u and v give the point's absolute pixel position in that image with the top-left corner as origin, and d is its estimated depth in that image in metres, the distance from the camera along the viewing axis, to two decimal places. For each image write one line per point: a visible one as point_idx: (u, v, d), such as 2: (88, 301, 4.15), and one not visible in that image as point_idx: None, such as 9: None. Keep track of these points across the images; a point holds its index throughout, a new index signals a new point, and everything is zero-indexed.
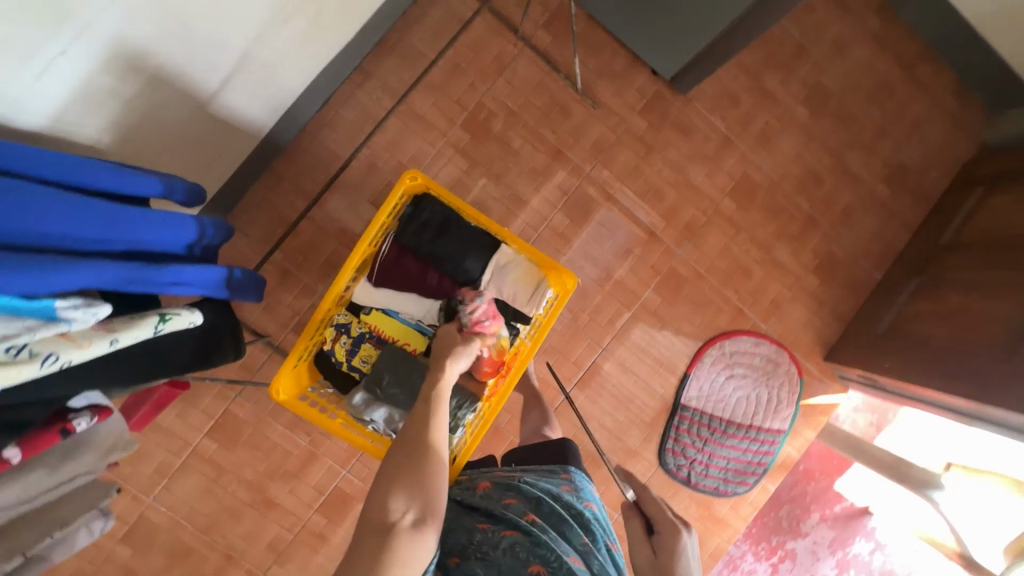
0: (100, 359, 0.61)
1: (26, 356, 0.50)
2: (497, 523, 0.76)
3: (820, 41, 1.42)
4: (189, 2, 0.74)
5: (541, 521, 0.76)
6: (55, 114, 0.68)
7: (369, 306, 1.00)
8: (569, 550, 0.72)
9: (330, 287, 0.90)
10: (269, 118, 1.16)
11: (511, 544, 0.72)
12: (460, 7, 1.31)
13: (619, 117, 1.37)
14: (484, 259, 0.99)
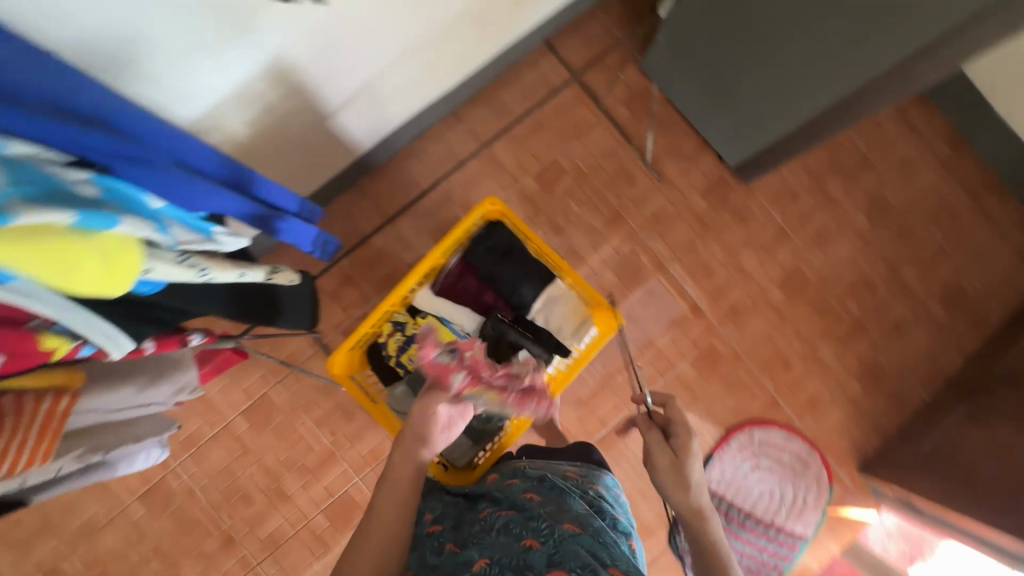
0: (224, 289, 0.75)
1: (187, 265, 0.64)
2: (494, 511, 0.80)
3: (888, 157, 1.47)
4: (337, 37, 0.88)
5: (536, 500, 0.81)
6: (214, 106, 0.82)
7: (427, 312, 1.05)
8: (564, 519, 0.74)
9: (397, 286, 0.96)
10: (370, 142, 1.30)
11: (505, 523, 0.75)
12: (552, 75, 1.44)
13: (681, 194, 1.46)
14: (538, 288, 1.05)
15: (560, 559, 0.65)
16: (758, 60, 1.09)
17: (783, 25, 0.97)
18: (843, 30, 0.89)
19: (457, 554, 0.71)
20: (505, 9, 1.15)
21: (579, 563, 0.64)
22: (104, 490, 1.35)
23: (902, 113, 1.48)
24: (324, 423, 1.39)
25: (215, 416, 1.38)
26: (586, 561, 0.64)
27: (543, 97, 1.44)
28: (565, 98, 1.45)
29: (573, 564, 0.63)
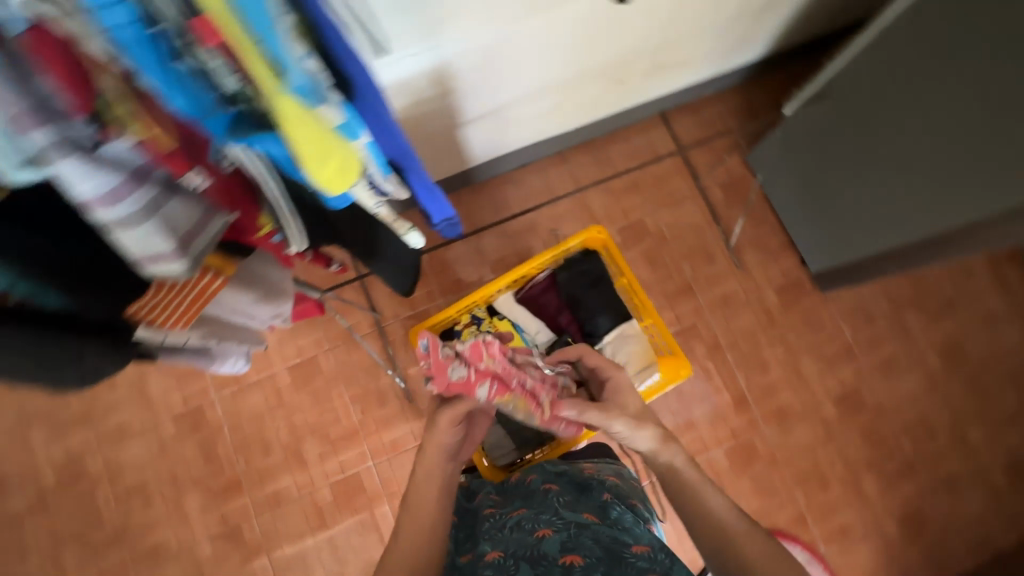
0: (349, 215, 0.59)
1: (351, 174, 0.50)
2: (509, 509, 0.77)
3: (973, 306, 1.45)
4: (497, 59, 0.96)
5: (552, 492, 0.78)
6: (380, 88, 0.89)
7: (503, 314, 1.08)
8: (578, 512, 0.72)
9: (491, 280, 1.03)
10: (480, 159, 1.39)
11: (517, 520, 0.72)
12: (660, 144, 1.52)
13: (755, 284, 1.47)
14: (613, 322, 1.07)
15: (574, 545, 0.63)
16: (868, 176, 1.11)
17: (902, 145, 1.01)
18: (965, 162, 0.91)
19: (473, 554, 0.69)
20: (638, 74, 1.25)
21: (595, 551, 0.62)
22: (145, 401, 1.43)
23: (997, 268, 1.46)
24: (357, 401, 1.43)
25: (263, 363, 1.45)
26: (604, 547, 0.63)
27: (646, 161, 1.52)
28: (666, 167, 1.52)
29: (589, 552, 0.62)
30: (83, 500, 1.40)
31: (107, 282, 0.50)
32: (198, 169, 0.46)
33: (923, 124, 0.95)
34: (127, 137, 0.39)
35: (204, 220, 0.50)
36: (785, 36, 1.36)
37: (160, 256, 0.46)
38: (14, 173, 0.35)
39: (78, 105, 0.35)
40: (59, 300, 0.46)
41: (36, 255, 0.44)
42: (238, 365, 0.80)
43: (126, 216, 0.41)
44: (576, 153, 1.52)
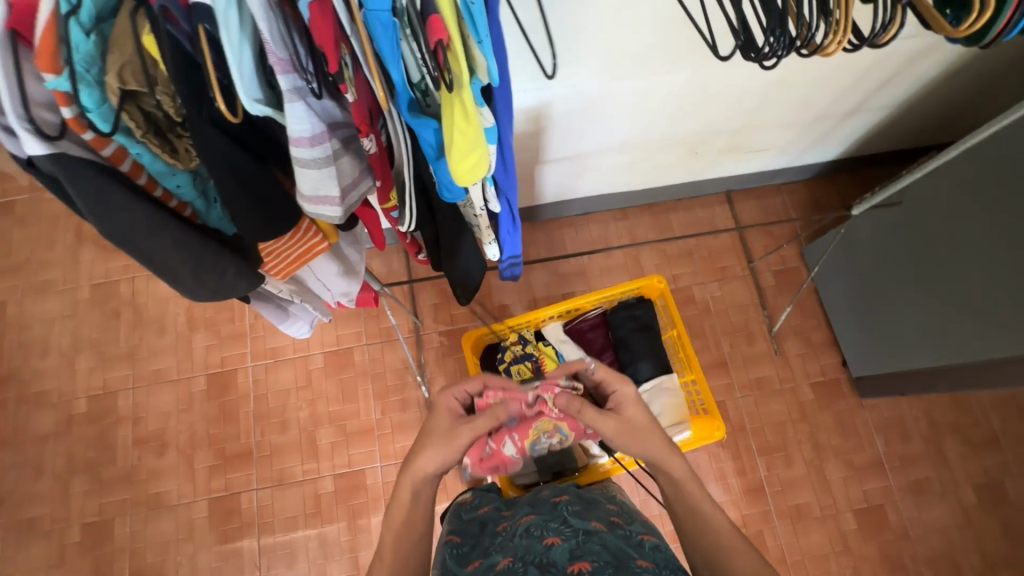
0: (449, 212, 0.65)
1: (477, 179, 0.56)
2: (517, 519, 0.70)
3: (1019, 448, 1.39)
4: (595, 109, 1.03)
5: (562, 501, 0.70)
6: None
7: (549, 341, 1.12)
8: (591, 521, 0.64)
9: (546, 306, 1.07)
10: (548, 198, 1.46)
11: (525, 526, 0.65)
12: (720, 220, 1.57)
13: (793, 375, 1.46)
14: (653, 372, 1.10)
15: (582, 554, 0.57)
16: (930, 284, 1.12)
17: (971, 261, 1.02)
18: None
19: (480, 564, 0.63)
20: (715, 149, 1.31)
21: (604, 556, 0.56)
22: (187, 353, 1.50)
23: None
24: (380, 399, 1.46)
25: (302, 343, 1.50)
26: (612, 553, 0.57)
27: (705, 233, 1.56)
28: (723, 242, 1.55)
29: (597, 557, 0.56)
30: (105, 433, 1.46)
31: (277, 214, 0.54)
32: (373, 135, 0.47)
33: (1001, 245, 0.96)
34: (348, 95, 0.42)
35: (358, 178, 0.56)
36: (862, 143, 1.41)
37: (324, 200, 0.53)
38: (251, 105, 0.44)
39: (330, 63, 0.37)
40: (220, 219, 0.61)
41: (239, 172, 0.49)
42: (301, 330, 0.86)
43: (315, 158, 0.49)
44: (638, 212, 1.58)
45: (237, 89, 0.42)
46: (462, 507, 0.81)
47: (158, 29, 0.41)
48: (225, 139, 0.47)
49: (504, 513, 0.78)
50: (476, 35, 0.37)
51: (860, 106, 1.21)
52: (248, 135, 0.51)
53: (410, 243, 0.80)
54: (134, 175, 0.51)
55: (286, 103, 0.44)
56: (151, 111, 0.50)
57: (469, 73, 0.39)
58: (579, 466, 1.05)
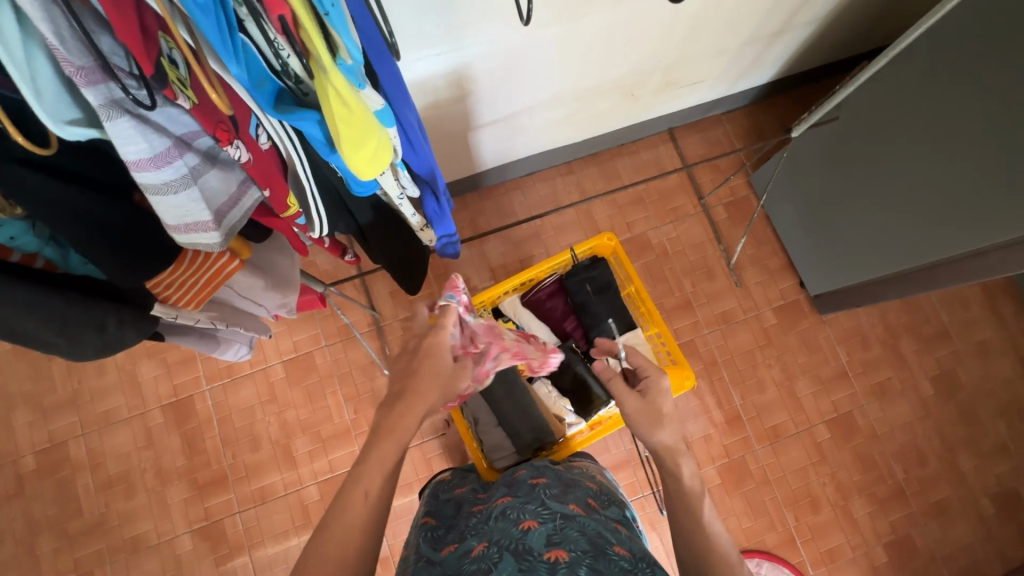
0: (365, 206, 0.59)
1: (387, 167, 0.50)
2: (493, 501, 0.68)
3: (967, 338, 1.47)
4: (519, 64, 0.96)
5: (540, 484, 0.69)
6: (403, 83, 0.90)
7: (508, 317, 1.12)
8: (566, 505, 0.62)
9: (495, 285, 1.06)
10: (488, 163, 1.39)
11: (501, 509, 0.62)
12: (666, 161, 1.54)
13: (755, 304, 1.48)
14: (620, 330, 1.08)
15: (559, 539, 0.53)
16: (876, 197, 1.12)
17: (907, 168, 1.03)
18: (975, 187, 0.91)
19: (454, 550, 0.59)
20: (648, 89, 1.26)
21: (581, 544, 0.53)
22: (134, 387, 1.41)
23: (990, 299, 1.49)
24: (351, 400, 1.41)
25: (258, 356, 1.43)
26: (590, 540, 0.54)
27: (652, 176, 1.53)
28: (671, 182, 1.53)
29: (575, 545, 0.52)
30: (63, 486, 1.37)
31: (135, 244, 0.50)
32: (238, 142, 0.43)
33: (942, 147, 0.95)
34: (181, 100, 0.39)
35: (238, 194, 0.53)
36: (795, 62, 1.39)
37: (199, 225, 0.50)
38: (65, 130, 0.38)
39: (145, 66, 0.34)
40: (83, 264, 0.51)
41: (77, 212, 0.44)
42: (241, 353, 0.82)
43: (168, 181, 0.45)
44: (583, 165, 1.53)
45: (36, 111, 0.36)
46: (439, 487, 0.82)
47: None
48: (48, 180, 0.42)
49: (479, 495, 0.77)
50: (321, 7, 0.30)
51: (787, 24, 1.18)
52: (79, 166, 0.45)
53: (335, 245, 0.74)
54: None
55: (109, 122, 0.38)
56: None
57: (326, 54, 0.32)
58: (558, 437, 1.04)
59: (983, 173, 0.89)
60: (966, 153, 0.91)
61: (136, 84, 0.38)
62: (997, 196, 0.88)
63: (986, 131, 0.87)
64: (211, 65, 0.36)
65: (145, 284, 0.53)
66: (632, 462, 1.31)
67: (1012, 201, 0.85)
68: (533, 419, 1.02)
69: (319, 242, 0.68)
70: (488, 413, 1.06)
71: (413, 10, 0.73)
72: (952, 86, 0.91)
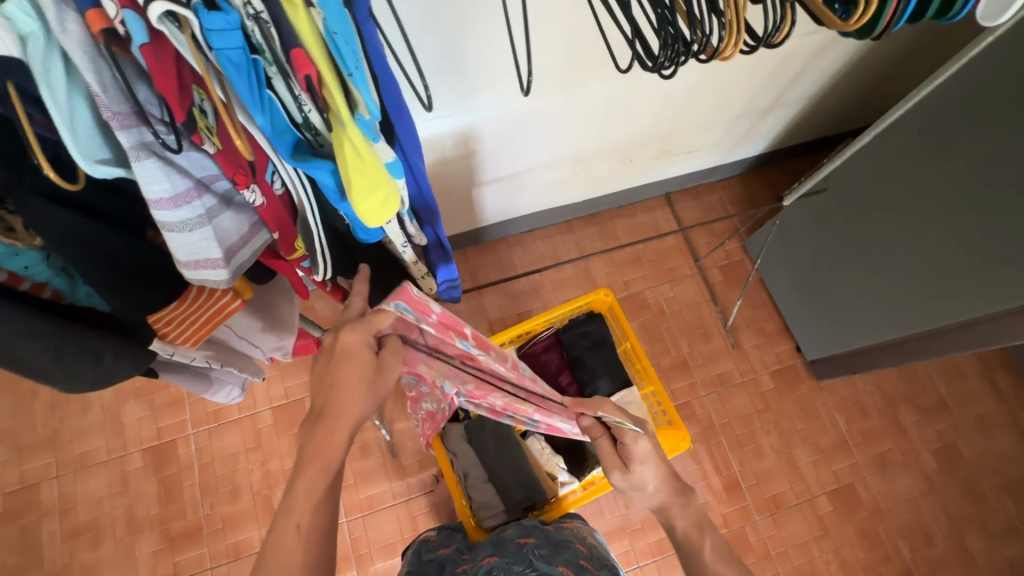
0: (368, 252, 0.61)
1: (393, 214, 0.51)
2: (478, 561, 0.65)
3: (966, 410, 1.45)
4: (523, 127, 1.02)
5: (528, 544, 0.66)
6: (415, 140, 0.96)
7: None
8: (555, 566, 0.59)
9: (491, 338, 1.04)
10: (491, 219, 1.43)
11: (487, 569, 0.60)
12: (663, 223, 1.58)
13: (751, 367, 1.47)
14: (614, 387, 1.08)
15: None
16: (867, 265, 1.15)
17: (895, 238, 1.07)
18: (968, 258, 0.94)
19: None
20: (647, 155, 1.33)
21: None
22: (117, 429, 1.37)
23: (987, 370, 1.49)
24: None
25: (247, 402, 1.40)
26: None
27: (649, 237, 1.57)
28: (668, 244, 1.57)
29: None
30: (27, 532, 1.30)
31: (140, 277, 0.51)
32: (254, 186, 0.46)
33: (930, 219, 0.99)
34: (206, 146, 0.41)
35: (249, 235, 0.54)
36: (786, 135, 1.46)
37: (208, 262, 0.51)
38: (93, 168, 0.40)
39: (177, 114, 0.36)
40: (89, 295, 0.52)
41: (90, 247, 0.46)
42: (232, 396, 0.80)
43: (185, 219, 0.47)
44: (582, 223, 1.58)
45: (70, 150, 0.38)
46: (423, 546, 0.78)
47: None
48: (69, 214, 0.44)
49: (464, 556, 0.74)
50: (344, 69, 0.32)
51: (778, 101, 1.26)
52: (101, 204, 0.47)
53: (336, 289, 0.74)
54: None
55: (136, 163, 0.41)
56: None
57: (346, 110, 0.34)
58: (550, 497, 1.01)
59: (975, 243, 0.92)
60: (957, 225, 0.95)
61: (166, 129, 0.41)
62: (988, 268, 0.90)
63: (975, 203, 0.91)
64: (236, 115, 0.38)
65: (143, 320, 0.54)
66: (626, 530, 1.26)
67: (1007, 272, 0.88)
68: (524, 475, 1.00)
69: (321, 285, 0.69)
70: (477, 466, 1.04)
71: (430, 74, 0.79)
72: (935, 161, 0.96)
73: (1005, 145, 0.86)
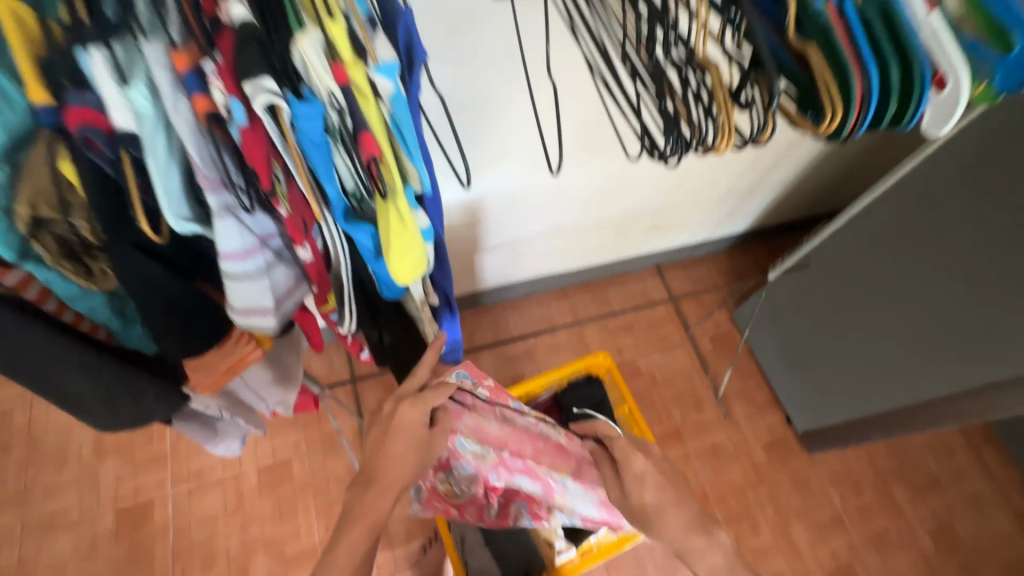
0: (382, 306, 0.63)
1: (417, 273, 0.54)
2: None
3: (959, 488, 1.46)
4: (528, 198, 1.10)
5: None
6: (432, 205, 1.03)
7: None
8: None
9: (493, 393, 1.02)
10: (489, 283, 1.49)
11: None
12: (654, 293, 1.64)
13: (744, 438, 1.48)
14: None
15: None
16: (852, 338, 1.21)
17: (879, 312, 1.13)
18: (951, 334, 1.00)
19: None
20: (640, 229, 1.42)
21: None
22: (92, 486, 1.31)
23: (974, 448, 1.50)
24: (322, 515, 1.32)
25: (233, 460, 1.36)
26: None
27: (641, 305, 1.63)
28: (659, 313, 1.62)
29: None
30: None
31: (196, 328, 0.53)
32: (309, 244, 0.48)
33: (909, 296, 1.07)
34: (280, 207, 0.43)
35: (292, 287, 0.57)
36: (768, 216, 1.58)
37: (257, 308, 0.53)
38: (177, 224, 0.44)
39: (262, 180, 0.39)
40: (139, 338, 0.58)
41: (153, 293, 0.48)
42: (230, 450, 0.78)
43: (247, 269, 0.50)
44: (577, 290, 1.63)
45: (162, 207, 0.42)
46: None
47: (78, 155, 0.40)
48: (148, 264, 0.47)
49: None
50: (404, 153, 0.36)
51: (760, 184, 1.37)
52: (173, 254, 0.51)
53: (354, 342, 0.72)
54: (40, 302, 0.49)
55: (218, 222, 0.45)
56: (56, 237, 0.48)
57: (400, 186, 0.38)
58: (545, 565, 0.98)
59: (954, 320, 0.99)
60: (938, 301, 1.02)
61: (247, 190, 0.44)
62: (970, 342, 0.97)
63: (953, 282, 0.99)
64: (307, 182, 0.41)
65: (183, 359, 0.54)
66: None
67: (989, 346, 0.94)
68: (523, 542, 1.00)
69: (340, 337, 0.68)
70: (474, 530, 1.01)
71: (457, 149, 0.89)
72: (910, 242, 1.05)
73: (974, 231, 0.95)
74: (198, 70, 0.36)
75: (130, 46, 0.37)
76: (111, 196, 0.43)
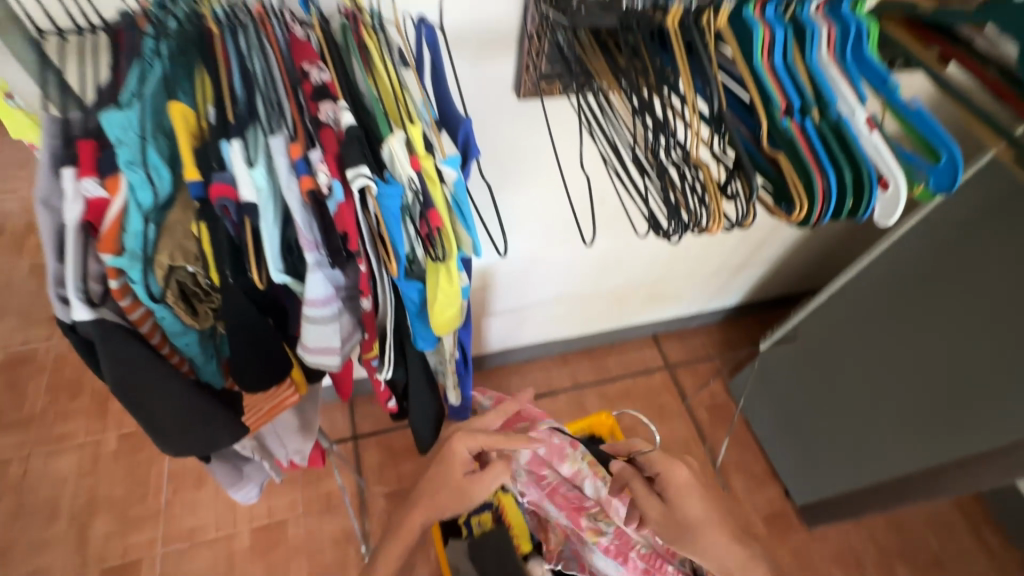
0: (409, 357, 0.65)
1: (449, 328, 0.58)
2: None
3: (963, 568, 1.43)
4: (541, 266, 1.20)
5: None
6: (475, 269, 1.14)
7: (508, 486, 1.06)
8: None
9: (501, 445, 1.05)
10: (493, 347, 1.54)
11: None
12: (651, 361, 1.70)
13: (745, 510, 1.47)
14: None
15: None
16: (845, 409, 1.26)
17: (869, 386, 1.19)
18: (936, 405, 1.06)
19: None
20: (637, 300, 1.51)
21: None
22: (81, 543, 1.28)
23: (973, 526, 1.50)
24: None
25: (227, 520, 1.33)
26: None
27: (638, 373, 1.67)
28: (656, 381, 1.67)
29: None
30: None
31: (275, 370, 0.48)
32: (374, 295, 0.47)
33: (893, 369, 1.13)
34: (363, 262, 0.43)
35: (351, 331, 0.51)
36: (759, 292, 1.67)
37: (326, 351, 0.47)
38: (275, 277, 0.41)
39: (352, 242, 0.41)
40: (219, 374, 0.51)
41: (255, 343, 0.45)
42: (245, 497, 0.78)
43: (328, 315, 0.44)
44: (577, 357, 1.69)
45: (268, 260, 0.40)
46: None
47: (210, 217, 0.39)
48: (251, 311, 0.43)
49: None
50: (463, 224, 0.43)
51: (748, 261, 1.48)
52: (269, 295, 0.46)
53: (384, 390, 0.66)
54: (149, 336, 0.42)
55: (308, 273, 0.42)
56: (177, 278, 0.42)
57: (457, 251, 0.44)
58: None
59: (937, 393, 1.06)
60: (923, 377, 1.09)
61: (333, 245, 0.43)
62: (955, 413, 1.03)
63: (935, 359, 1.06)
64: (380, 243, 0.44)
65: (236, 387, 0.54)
66: None
67: (974, 421, 0.99)
68: None
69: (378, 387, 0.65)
70: None
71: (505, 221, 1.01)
72: (893, 320, 1.13)
73: (948, 311, 1.04)
74: (306, 157, 0.40)
75: (247, 131, 0.40)
76: (225, 246, 0.39)
